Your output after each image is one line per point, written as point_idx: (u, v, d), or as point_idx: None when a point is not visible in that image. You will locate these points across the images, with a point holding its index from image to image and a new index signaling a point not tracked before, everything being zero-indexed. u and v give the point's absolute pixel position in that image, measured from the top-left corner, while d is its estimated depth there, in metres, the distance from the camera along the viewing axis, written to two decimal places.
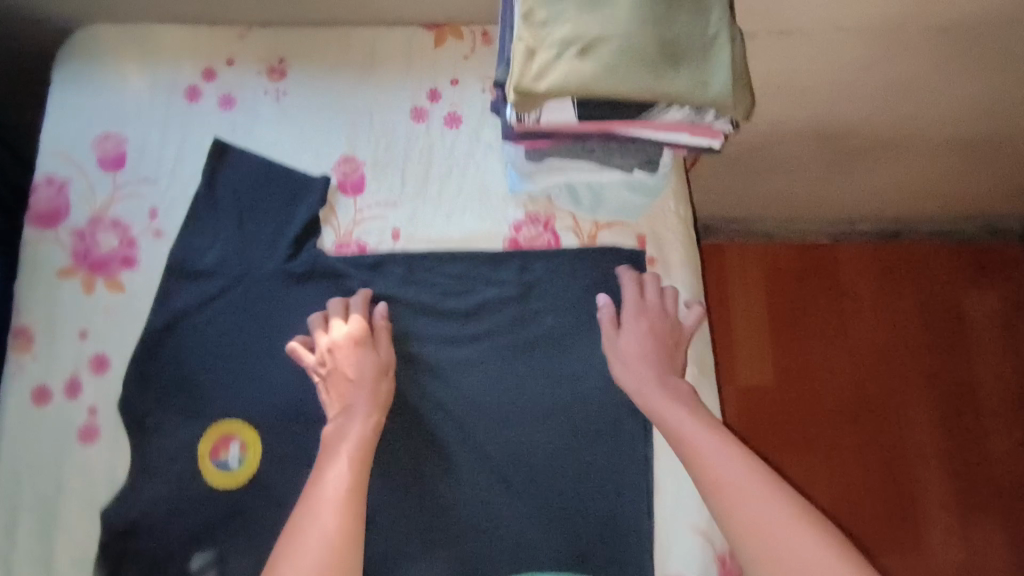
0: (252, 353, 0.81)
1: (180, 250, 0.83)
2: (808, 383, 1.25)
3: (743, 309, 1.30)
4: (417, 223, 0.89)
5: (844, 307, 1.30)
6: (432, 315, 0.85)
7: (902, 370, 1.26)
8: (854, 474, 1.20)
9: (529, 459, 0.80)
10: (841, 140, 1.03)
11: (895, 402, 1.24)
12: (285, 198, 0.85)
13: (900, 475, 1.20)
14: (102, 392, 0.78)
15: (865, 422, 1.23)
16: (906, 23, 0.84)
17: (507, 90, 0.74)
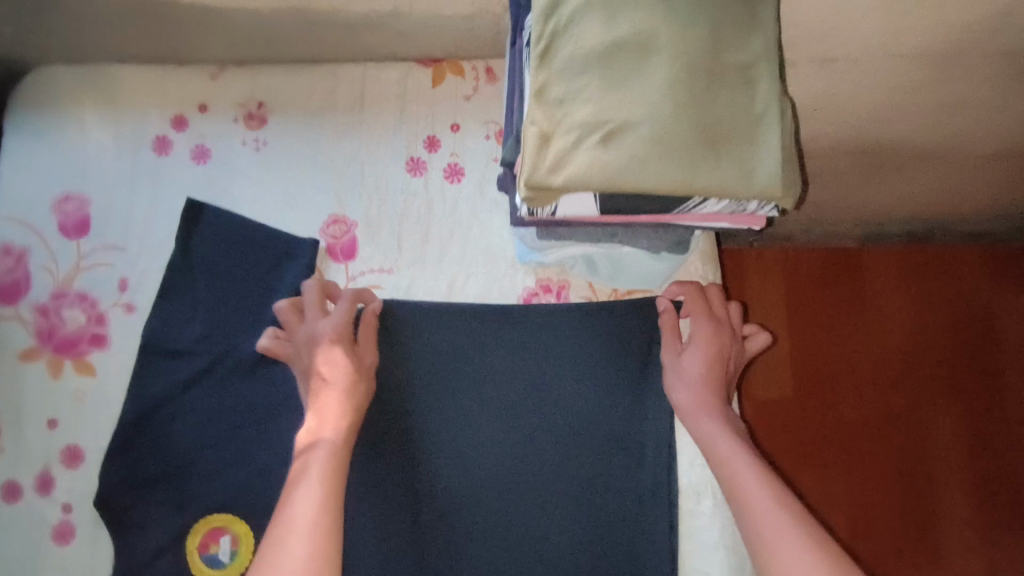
0: (237, 440, 0.71)
1: (155, 327, 0.74)
2: (829, 401, 1.32)
3: (763, 327, 1.35)
4: (416, 293, 0.76)
5: (865, 324, 1.35)
6: (427, 391, 0.72)
7: (929, 384, 1.33)
8: (877, 492, 1.28)
9: (541, 554, 0.68)
10: (881, 155, 0.95)
11: (920, 417, 1.31)
12: (269, 264, 0.76)
13: (923, 489, 1.29)
14: (76, 488, 0.70)
15: (889, 438, 1.30)
16: (970, 50, 0.76)
17: (518, 178, 0.56)
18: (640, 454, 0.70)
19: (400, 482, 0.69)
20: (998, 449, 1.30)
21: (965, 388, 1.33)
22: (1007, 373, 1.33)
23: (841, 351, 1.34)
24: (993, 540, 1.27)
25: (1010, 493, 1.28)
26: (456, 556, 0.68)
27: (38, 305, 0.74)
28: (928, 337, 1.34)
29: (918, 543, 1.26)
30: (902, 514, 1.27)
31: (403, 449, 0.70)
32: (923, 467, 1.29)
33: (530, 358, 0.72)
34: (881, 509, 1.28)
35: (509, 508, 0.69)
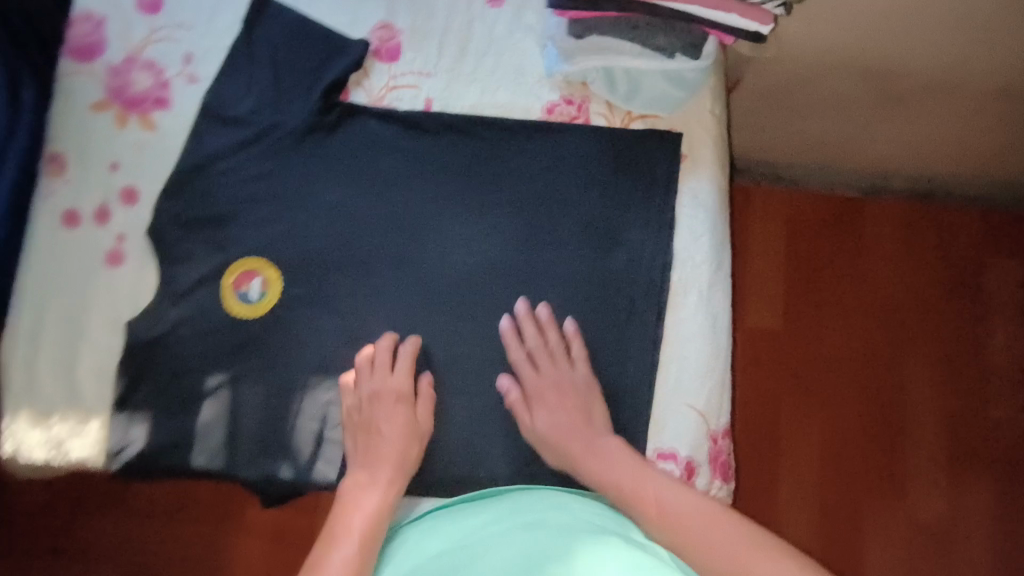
0: (280, 197, 0.81)
1: (213, 95, 0.82)
2: (814, 332, 1.39)
3: (761, 258, 1.42)
4: (452, 95, 0.84)
5: (859, 265, 1.42)
6: (459, 175, 0.82)
7: (912, 328, 1.40)
8: (849, 422, 1.36)
9: (542, 321, 0.78)
10: (884, 74, 1.07)
11: (900, 358, 1.39)
12: (321, 54, 0.83)
13: (895, 425, 1.36)
14: (130, 221, 0.79)
15: (866, 374, 1.38)
16: None
17: None
18: (634, 251, 0.80)
19: (419, 245, 0.81)
20: (971, 398, 1.37)
21: (947, 338, 1.39)
22: (989, 331, 1.39)
23: (834, 291, 1.41)
24: (955, 480, 1.34)
25: (976, 439, 1.35)
26: (465, 317, 0.80)
27: (111, 66, 0.82)
28: (917, 288, 1.41)
29: (882, 475, 1.34)
30: (872, 447, 1.35)
31: (432, 221, 0.81)
32: (896, 406, 1.37)
33: (550, 163, 0.82)
34: (852, 441, 1.35)
35: (519, 280, 0.80)
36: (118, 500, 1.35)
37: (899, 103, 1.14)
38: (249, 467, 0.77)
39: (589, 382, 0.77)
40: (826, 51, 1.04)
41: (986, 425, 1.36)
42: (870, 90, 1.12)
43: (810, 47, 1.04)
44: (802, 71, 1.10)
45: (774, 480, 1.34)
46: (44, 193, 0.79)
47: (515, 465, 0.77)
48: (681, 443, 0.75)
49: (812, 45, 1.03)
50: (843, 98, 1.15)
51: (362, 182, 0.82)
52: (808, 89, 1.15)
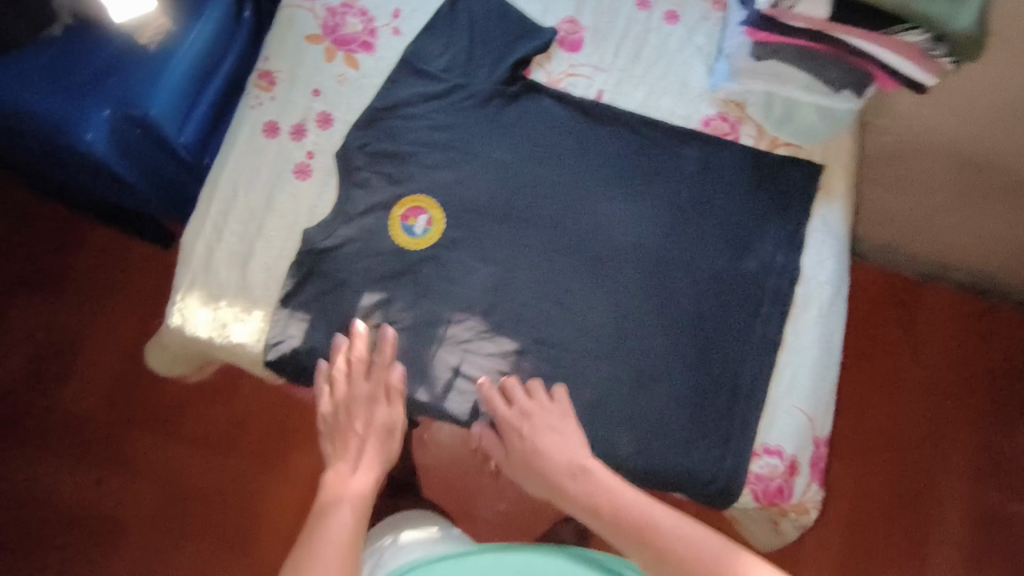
0: (453, 146, 0.88)
1: (412, 50, 0.91)
2: (853, 394, 1.34)
3: None
4: (622, 90, 0.92)
5: (909, 338, 1.36)
6: (617, 163, 0.89)
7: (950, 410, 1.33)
8: (875, 493, 1.29)
9: (674, 306, 0.85)
10: (985, 158, 0.99)
11: (934, 438, 1.32)
12: (514, 32, 0.92)
13: (920, 507, 1.28)
14: (323, 142, 0.87)
15: (900, 448, 1.31)
16: None
17: None
18: (767, 261, 0.87)
19: (572, 220, 0.87)
20: (1001, 496, 1.28)
21: (987, 447, 1.31)
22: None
23: (876, 382, 1.34)
24: None
25: (1001, 546, 1.26)
26: (605, 289, 0.86)
27: (330, 7, 0.92)
28: (959, 391, 1.35)
29: (897, 557, 1.25)
30: (893, 529, 1.27)
31: (588, 199, 0.88)
32: (932, 515, 1.27)
33: (709, 178, 0.89)
34: (876, 518, 1.27)
35: (660, 264, 0.86)
36: (176, 420, 1.39)
37: (994, 201, 1.08)
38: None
39: (707, 366, 0.84)
40: (928, 128, 0.99)
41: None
42: (961, 172, 1.04)
43: (908, 120, 1.01)
44: (896, 143, 1.06)
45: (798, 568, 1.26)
46: (252, 102, 0.88)
47: (629, 433, 0.82)
48: (788, 441, 0.81)
49: (911, 119, 1.00)
50: (933, 175, 1.08)
51: (528, 151, 0.88)
52: (894, 162, 1.10)
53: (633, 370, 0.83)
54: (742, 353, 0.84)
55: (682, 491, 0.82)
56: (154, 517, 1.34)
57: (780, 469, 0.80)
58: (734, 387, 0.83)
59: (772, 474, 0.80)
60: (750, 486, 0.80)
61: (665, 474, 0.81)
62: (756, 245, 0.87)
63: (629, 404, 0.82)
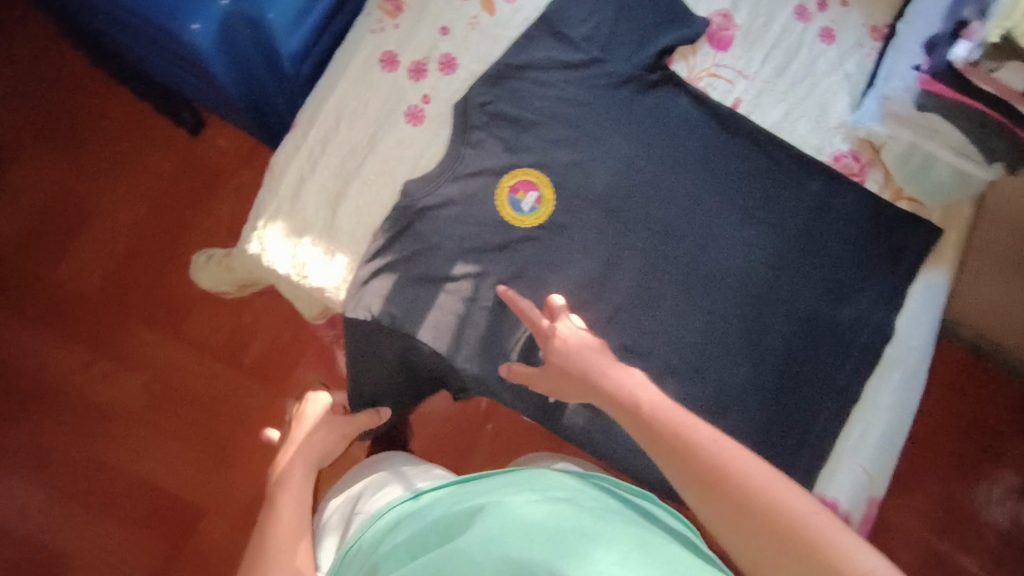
0: (580, 126, 0.82)
1: (556, 7, 0.83)
2: None
3: None
4: (759, 104, 0.87)
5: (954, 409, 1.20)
6: (739, 180, 0.85)
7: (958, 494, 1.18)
8: None
9: (763, 341, 0.83)
10: None
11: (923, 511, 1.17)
12: (665, 13, 0.85)
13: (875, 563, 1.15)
14: (442, 88, 0.80)
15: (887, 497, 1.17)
16: None
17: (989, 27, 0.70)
18: (864, 314, 0.85)
19: (683, 231, 0.83)
20: None
21: (941, 524, 1.16)
22: (989, 516, 1.16)
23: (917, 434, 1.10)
24: None
25: None
26: (700, 309, 0.82)
27: None
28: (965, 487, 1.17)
29: None
30: None
31: (702, 214, 0.84)
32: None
33: (827, 219, 0.86)
34: None
35: (758, 294, 0.84)
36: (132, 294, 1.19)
37: None
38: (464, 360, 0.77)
39: (783, 409, 0.82)
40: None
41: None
42: None
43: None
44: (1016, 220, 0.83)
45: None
46: (373, 26, 0.80)
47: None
48: (845, 496, 0.80)
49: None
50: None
51: (653, 149, 0.84)
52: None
53: (711, 396, 0.81)
54: (819, 401, 0.83)
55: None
56: (125, 422, 1.16)
57: None
58: (802, 435, 0.82)
59: None
60: None
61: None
62: (856, 296, 0.85)
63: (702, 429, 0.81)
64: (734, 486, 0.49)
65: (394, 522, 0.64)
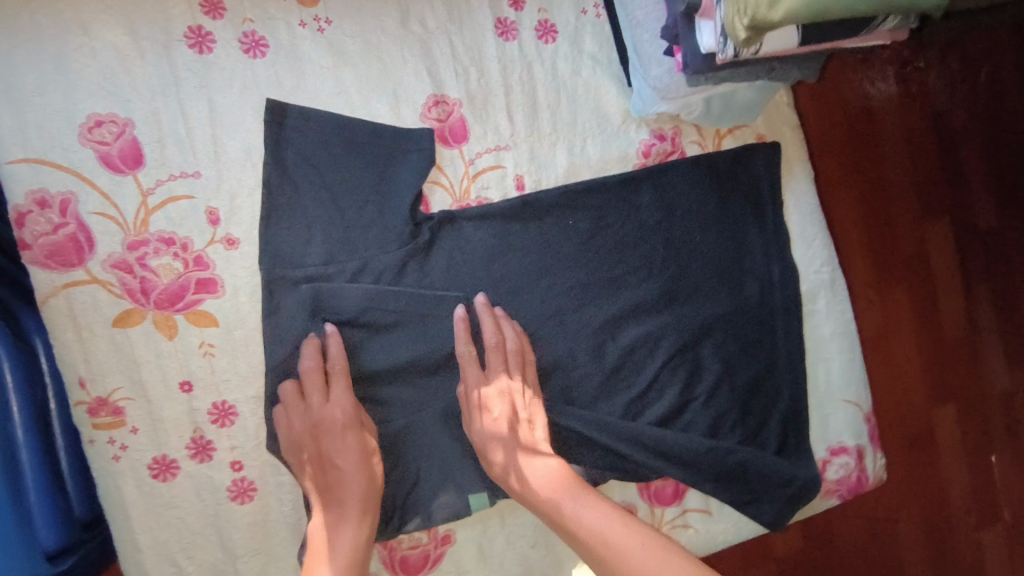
0: (400, 347, 0.68)
1: (273, 255, 0.65)
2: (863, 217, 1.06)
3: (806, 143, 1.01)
4: (541, 164, 0.73)
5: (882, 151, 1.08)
6: (581, 257, 0.73)
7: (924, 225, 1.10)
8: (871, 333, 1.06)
9: (703, 376, 0.77)
10: None
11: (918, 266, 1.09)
12: (383, 163, 0.68)
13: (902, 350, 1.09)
14: (241, 443, 0.64)
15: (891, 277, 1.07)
16: None
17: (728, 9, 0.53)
18: (767, 274, 0.79)
19: (571, 352, 0.73)
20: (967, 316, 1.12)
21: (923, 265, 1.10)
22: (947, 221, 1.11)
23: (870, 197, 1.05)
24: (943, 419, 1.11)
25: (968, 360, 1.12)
26: (637, 403, 0.75)
27: (116, 260, 0.61)
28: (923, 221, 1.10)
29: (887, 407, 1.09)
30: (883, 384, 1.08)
31: (534, 270, 0.72)
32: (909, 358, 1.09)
33: (677, 218, 0.76)
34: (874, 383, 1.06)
35: (674, 339, 0.76)
36: None
37: None
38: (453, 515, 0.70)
39: (758, 414, 0.78)
40: None
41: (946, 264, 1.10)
42: None
43: None
44: None
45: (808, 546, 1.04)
46: (110, 451, 0.61)
47: (692, 468, 0.75)
48: (848, 435, 0.81)
49: None
50: None
51: (483, 302, 0.71)
52: None
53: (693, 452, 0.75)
54: (780, 377, 0.80)
55: (763, 507, 0.78)
56: None
57: (852, 463, 0.81)
58: (784, 420, 0.79)
59: (847, 471, 0.81)
60: (835, 492, 0.81)
61: (735, 493, 0.77)
62: (749, 265, 0.79)
63: (692, 438, 0.75)
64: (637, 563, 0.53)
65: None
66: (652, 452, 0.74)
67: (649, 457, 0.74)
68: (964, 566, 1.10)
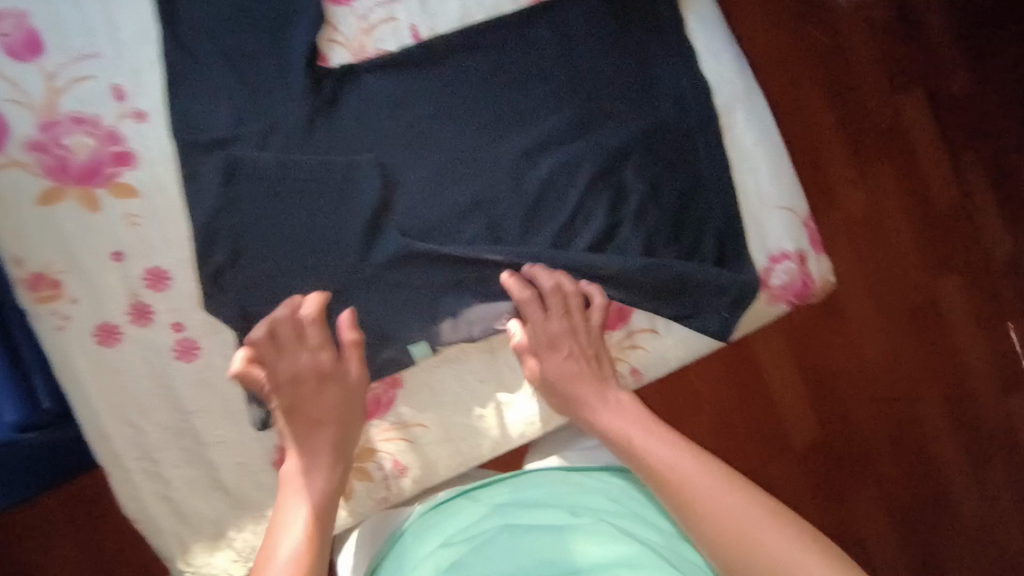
0: (320, 198, 0.70)
1: (183, 122, 0.67)
2: (822, 107, 1.21)
3: (761, 40, 1.19)
4: (433, 12, 0.75)
5: (838, 43, 1.22)
6: (496, 99, 0.76)
7: (889, 114, 1.23)
8: (850, 211, 1.22)
9: (629, 197, 0.78)
10: None
11: (884, 154, 1.23)
12: (276, 25, 0.70)
13: (880, 229, 1.23)
14: (178, 303, 0.67)
15: (860, 159, 1.22)
16: None
17: None
18: (679, 92, 0.80)
19: (492, 187, 0.75)
20: (942, 193, 1.25)
21: (892, 149, 1.24)
22: (914, 110, 1.24)
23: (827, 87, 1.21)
24: (931, 287, 1.25)
25: (949, 234, 1.25)
26: (566, 231, 0.76)
27: (32, 143, 0.64)
28: (889, 111, 1.24)
29: (876, 274, 1.23)
30: (869, 257, 1.22)
31: (480, 138, 0.75)
32: (892, 232, 1.23)
33: (579, 49, 0.78)
34: (857, 255, 1.22)
35: (595, 162, 0.77)
36: None
37: None
38: (396, 357, 0.71)
39: (688, 229, 0.80)
40: None
41: (920, 148, 1.24)
42: None
43: None
44: None
45: (810, 409, 1.20)
46: (54, 321, 0.64)
47: (632, 287, 0.76)
48: (787, 240, 0.81)
49: None
50: None
51: (395, 148, 0.73)
52: None
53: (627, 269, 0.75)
54: (709, 191, 0.80)
55: (705, 316, 0.79)
56: None
57: (795, 267, 0.81)
58: (718, 233, 0.80)
59: (792, 276, 0.81)
60: (781, 298, 0.81)
61: (678, 306, 0.78)
62: (660, 85, 0.80)
63: (627, 258, 0.75)
64: (716, 506, 0.61)
65: (459, 528, 0.65)
66: (587, 275, 0.75)
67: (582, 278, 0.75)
68: (964, 416, 1.25)
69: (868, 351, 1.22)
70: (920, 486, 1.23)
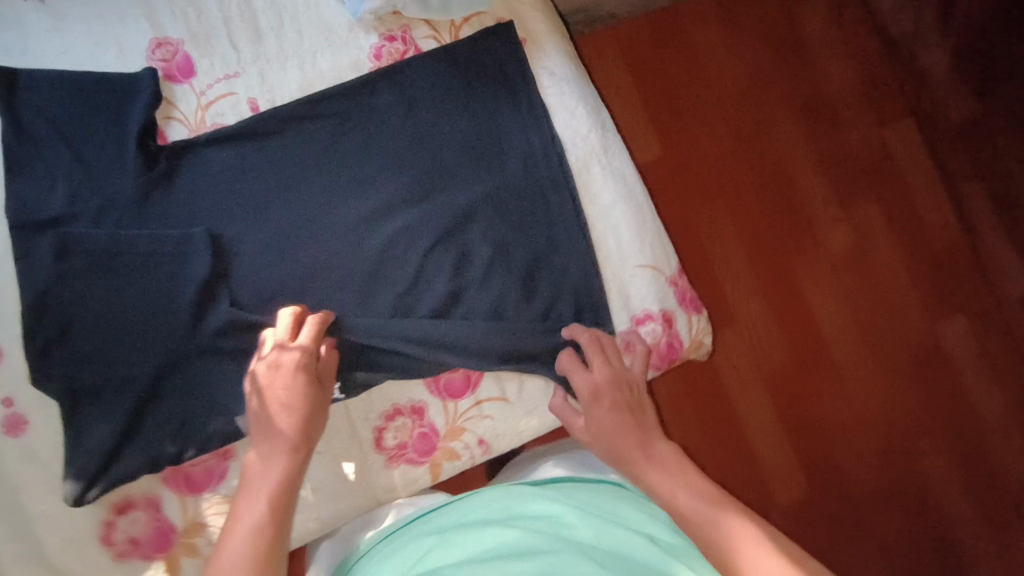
0: (149, 270, 0.71)
1: (16, 205, 0.70)
2: (789, 135, 1.16)
3: (717, 69, 1.15)
4: (272, 84, 0.77)
5: (802, 70, 1.18)
6: (376, 149, 0.76)
7: (866, 140, 1.17)
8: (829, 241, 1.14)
9: (474, 258, 0.75)
10: None
11: (864, 182, 1.16)
12: (110, 106, 0.73)
13: (865, 259, 1.14)
14: (7, 380, 0.69)
15: (836, 186, 1.15)
16: None
17: None
18: (529, 149, 0.78)
19: (329, 255, 0.74)
20: (936, 219, 1.16)
21: (873, 175, 1.16)
22: (896, 134, 1.18)
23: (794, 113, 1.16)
24: (933, 320, 1.14)
25: (948, 262, 1.16)
26: (405, 297, 0.74)
27: None
28: (867, 136, 1.17)
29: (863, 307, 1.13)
30: (857, 288, 1.13)
31: (350, 194, 0.75)
32: (880, 261, 1.14)
33: (420, 111, 0.77)
34: (842, 287, 1.13)
35: (438, 225, 0.75)
36: None
37: None
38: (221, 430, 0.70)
39: (538, 291, 0.76)
40: None
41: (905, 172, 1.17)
42: None
43: None
44: None
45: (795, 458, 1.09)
46: None
47: (476, 354, 0.73)
48: (650, 300, 0.77)
49: None
50: None
51: (230, 218, 0.73)
52: None
53: (459, 337, 0.72)
54: (565, 249, 0.77)
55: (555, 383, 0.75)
56: None
57: (660, 329, 0.77)
58: (575, 293, 0.76)
59: (656, 338, 0.77)
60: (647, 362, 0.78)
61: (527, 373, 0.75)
62: (509, 143, 0.78)
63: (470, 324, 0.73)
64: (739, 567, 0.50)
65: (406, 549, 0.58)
66: (425, 344, 0.72)
67: (420, 347, 0.72)
68: (985, 464, 1.11)
69: (861, 392, 1.12)
70: (936, 544, 1.09)
